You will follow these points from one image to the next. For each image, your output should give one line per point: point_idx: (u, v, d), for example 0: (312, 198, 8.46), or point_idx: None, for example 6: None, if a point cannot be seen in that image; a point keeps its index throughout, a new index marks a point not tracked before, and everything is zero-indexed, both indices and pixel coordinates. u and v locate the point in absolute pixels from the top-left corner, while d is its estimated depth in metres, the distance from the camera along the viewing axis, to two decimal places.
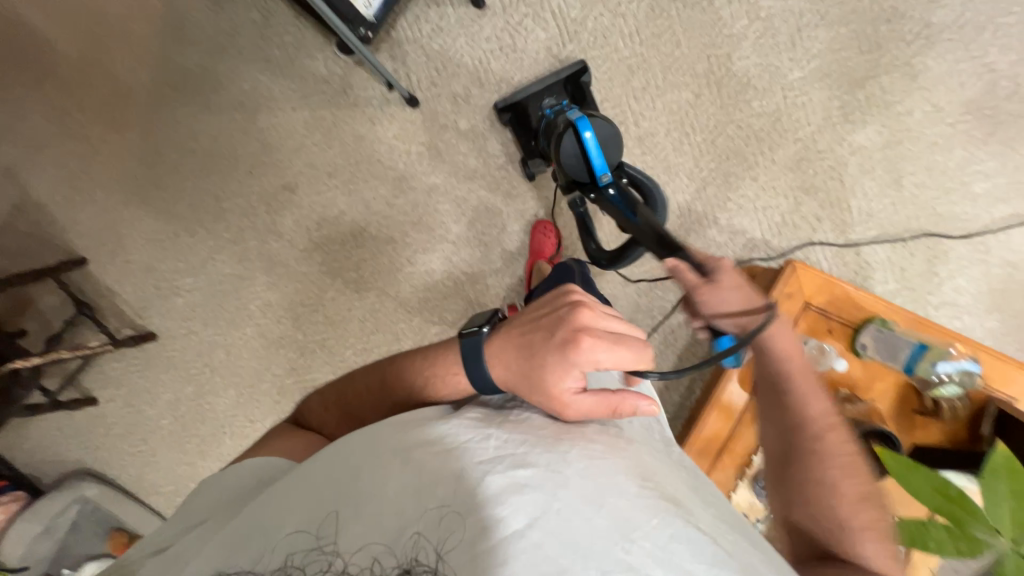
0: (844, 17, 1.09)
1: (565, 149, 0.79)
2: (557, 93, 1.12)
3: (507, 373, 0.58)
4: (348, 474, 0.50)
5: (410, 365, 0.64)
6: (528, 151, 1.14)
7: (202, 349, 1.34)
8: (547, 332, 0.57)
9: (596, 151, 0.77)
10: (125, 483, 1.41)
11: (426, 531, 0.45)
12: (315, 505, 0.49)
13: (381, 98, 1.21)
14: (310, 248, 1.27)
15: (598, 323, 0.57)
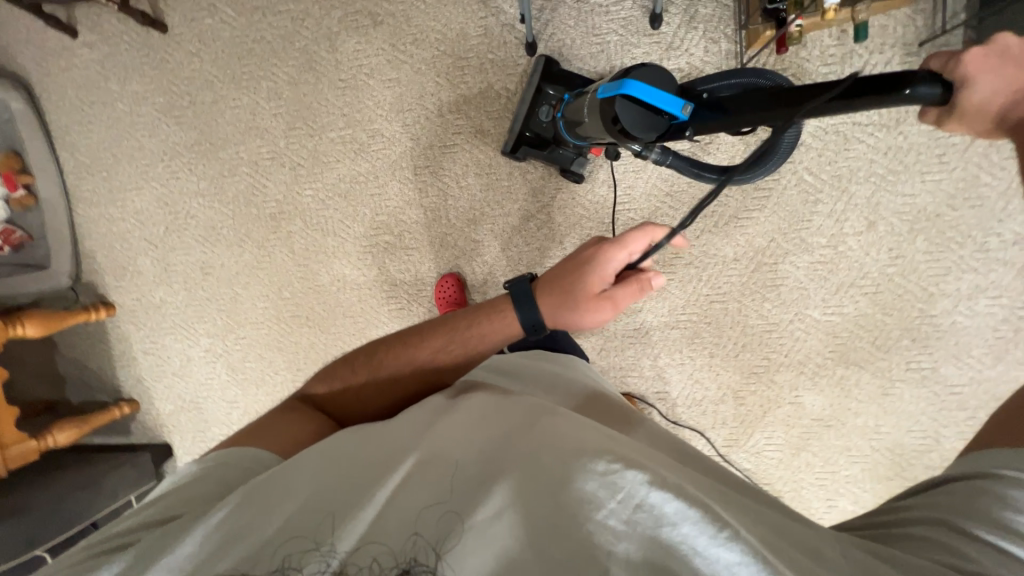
0: (889, 308, 1.09)
1: (625, 122, 0.67)
2: (543, 95, 1.10)
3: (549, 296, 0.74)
4: (343, 470, 0.53)
5: (442, 329, 0.76)
6: (559, 160, 1.13)
7: (196, 79, 1.29)
8: (570, 266, 0.74)
9: (661, 102, 0.66)
10: (53, 122, 1.40)
11: (426, 532, 0.45)
12: (318, 484, 0.52)
13: (509, 21, 1.12)
14: (348, 85, 1.22)
15: (609, 246, 0.72)
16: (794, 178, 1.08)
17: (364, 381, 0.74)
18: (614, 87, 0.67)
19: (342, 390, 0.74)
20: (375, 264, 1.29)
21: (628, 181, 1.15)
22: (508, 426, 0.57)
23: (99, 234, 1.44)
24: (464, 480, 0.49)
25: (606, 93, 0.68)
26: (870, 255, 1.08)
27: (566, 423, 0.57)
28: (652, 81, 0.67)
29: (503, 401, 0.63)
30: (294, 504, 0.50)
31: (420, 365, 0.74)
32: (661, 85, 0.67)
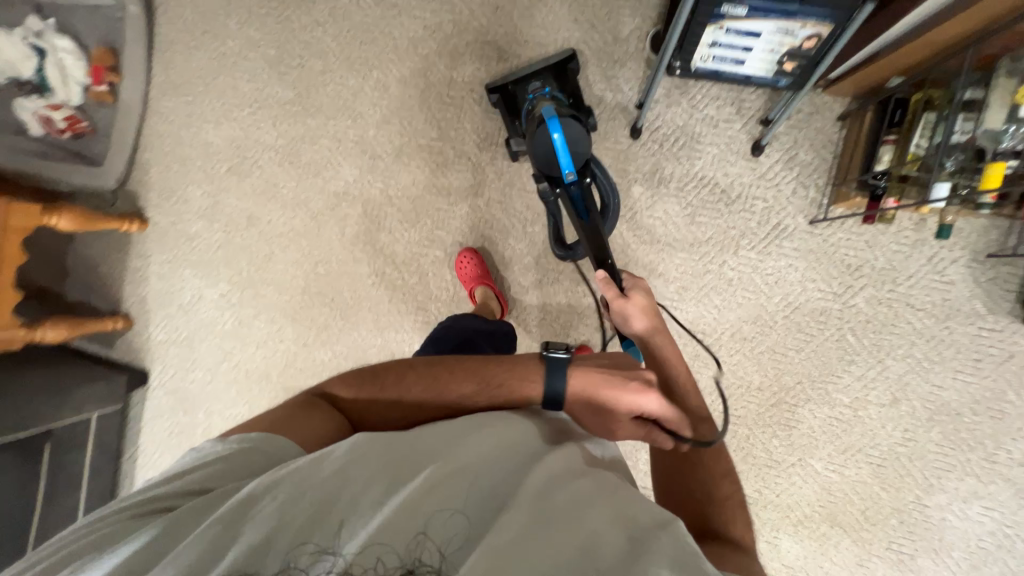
0: (886, 483, 1.12)
1: (535, 146, 0.97)
2: (541, 78, 1.11)
3: (591, 387, 0.76)
4: (365, 465, 0.55)
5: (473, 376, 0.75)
6: (512, 131, 1.17)
7: (313, 46, 1.32)
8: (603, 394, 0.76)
9: (563, 152, 0.95)
10: (158, 34, 1.41)
11: (435, 538, 0.49)
12: (340, 465, 0.55)
13: (624, 102, 1.17)
14: (454, 103, 1.25)
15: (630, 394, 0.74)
16: (837, 334, 1.11)
17: (392, 398, 0.73)
18: (547, 114, 0.94)
19: (364, 400, 0.73)
20: (416, 271, 1.30)
21: (683, 281, 1.17)
22: (519, 459, 0.60)
23: (160, 151, 1.44)
24: (475, 507, 0.53)
25: (543, 115, 0.95)
26: (885, 429, 1.11)
27: (567, 463, 0.61)
28: (570, 136, 0.95)
29: (518, 424, 0.66)
30: (317, 484, 0.52)
31: (449, 400, 0.73)
32: (573, 140, 0.96)
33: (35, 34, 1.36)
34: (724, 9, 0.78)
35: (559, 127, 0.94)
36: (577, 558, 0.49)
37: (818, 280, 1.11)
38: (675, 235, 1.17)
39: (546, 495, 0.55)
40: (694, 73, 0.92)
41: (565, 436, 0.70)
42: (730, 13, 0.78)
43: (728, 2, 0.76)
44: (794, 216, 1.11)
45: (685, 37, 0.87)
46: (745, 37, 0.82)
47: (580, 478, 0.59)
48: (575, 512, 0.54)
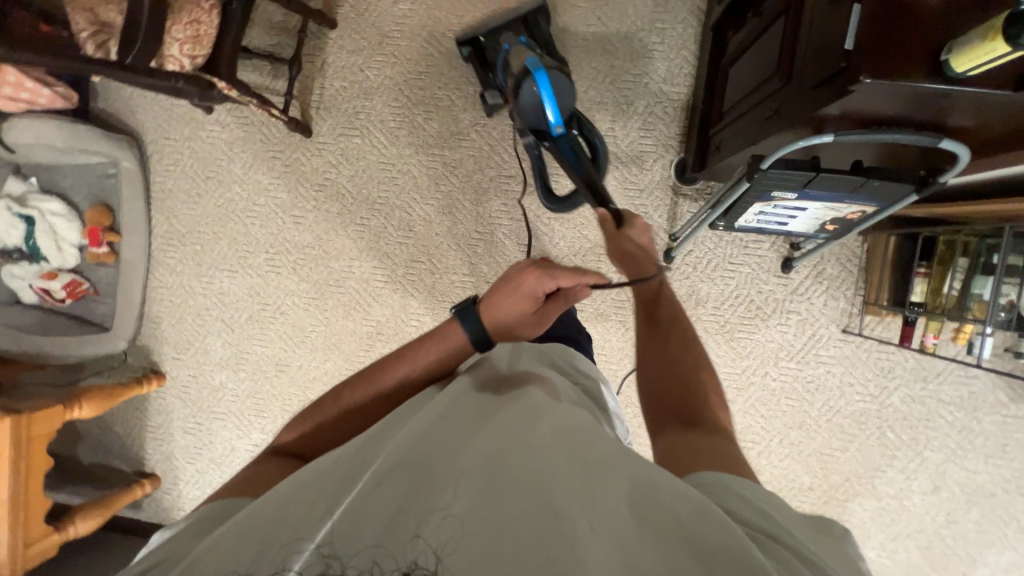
0: (937, 565, 1.19)
1: (523, 99, 0.90)
2: (514, 28, 1.08)
3: (501, 312, 0.73)
4: (304, 487, 0.47)
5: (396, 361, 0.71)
6: (486, 84, 1.13)
7: (328, 188, 1.28)
8: (511, 292, 0.73)
9: (550, 101, 0.89)
10: (155, 183, 1.34)
11: (418, 540, 0.40)
12: (298, 493, 0.46)
13: (654, 227, 1.19)
14: (482, 237, 1.25)
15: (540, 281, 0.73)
16: (878, 432, 1.17)
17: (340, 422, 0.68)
18: (536, 65, 0.89)
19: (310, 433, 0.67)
20: None
21: (728, 395, 1.21)
22: (465, 429, 0.51)
23: (171, 302, 1.37)
24: (454, 482, 0.44)
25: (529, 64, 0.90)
26: (930, 514, 1.18)
27: (517, 411, 0.52)
28: (557, 86, 0.90)
29: (463, 395, 0.58)
30: (280, 522, 0.43)
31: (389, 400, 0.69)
32: (559, 94, 0.91)
33: (19, 200, 1.27)
34: (776, 195, 0.81)
35: (547, 80, 0.89)
36: (534, 507, 0.41)
37: (855, 384, 1.17)
38: (716, 352, 1.20)
39: (517, 441, 0.48)
40: (737, 227, 0.96)
41: (520, 379, 0.61)
42: (782, 197, 0.81)
43: (782, 191, 0.79)
44: (829, 325, 1.15)
45: (732, 208, 0.89)
46: (793, 210, 0.86)
47: (529, 422, 0.50)
48: (551, 451, 0.46)
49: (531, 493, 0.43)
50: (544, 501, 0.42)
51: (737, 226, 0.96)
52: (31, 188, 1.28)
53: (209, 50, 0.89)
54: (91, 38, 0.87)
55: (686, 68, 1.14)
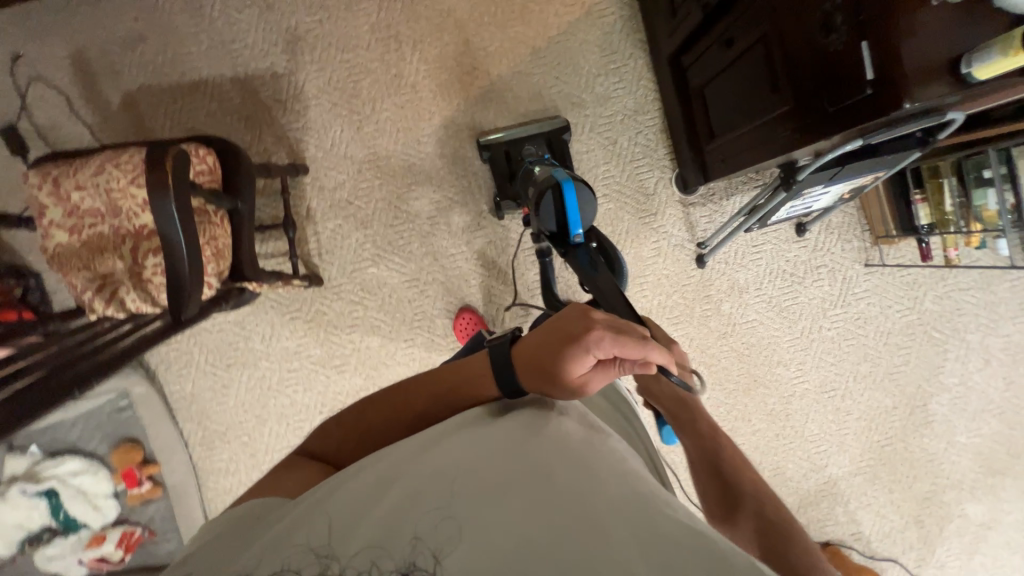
0: (1014, 423, 1.34)
1: (545, 205, 0.91)
2: (536, 141, 1.15)
3: (545, 362, 0.59)
4: (338, 488, 0.47)
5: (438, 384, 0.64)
6: (501, 188, 1.16)
7: (360, 326, 1.24)
8: (563, 341, 0.58)
9: (573, 214, 0.91)
10: (172, 394, 1.22)
11: (428, 540, 0.41)
12: (334, 491, 0.47)
13: (678, 242, 1.25)
14: (529, 312, 1.26)
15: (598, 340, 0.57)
16: (926, 336, 1.31)
17: (377, 425, 0.62)
18: (566, 183, 0.90)
19: (332, 434, 0.62)
20: None
21: (799, 359, 1.30)
22: (489, 467, 0.47)
23: None
24: (474, 494, 0.44)
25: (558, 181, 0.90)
26: (991, 385, 1.33)
27: (545, 460, 0.48)
28: (582, 201, 0.91)
29: (486, 426, 0.55)
30: (318, 513, 0.45)
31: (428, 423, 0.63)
32: (583, 208, 0.92)
33: (30, 477, 1.12)
34: (805, 191, 0.89)
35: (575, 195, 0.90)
36: (546, 529, 0.41)
37: (893, 304, 1.29)
38: (773, 326, 1.28)
39: (539, 467, 0.47)
40: (768, 222, 1.03)
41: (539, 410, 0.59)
42: (810, 191, 0.89)
43: (811, 187, 0.87)
44: (854, 265, 1.27)
45: (766, 211, 0.96)
46: (818, 195, 0.94)
47: (557, 479, 0.46)
48: (573, 482, 0.46)
49: (541, 519, 0.42)
50: (553, 527, 0.41)
51: (767, 221, 1.04)
52: (36, 460, 1.13)
53: (231, 260, 0.84)
54: (95, 297, 0.81)
55: (650, 94, 1.22)
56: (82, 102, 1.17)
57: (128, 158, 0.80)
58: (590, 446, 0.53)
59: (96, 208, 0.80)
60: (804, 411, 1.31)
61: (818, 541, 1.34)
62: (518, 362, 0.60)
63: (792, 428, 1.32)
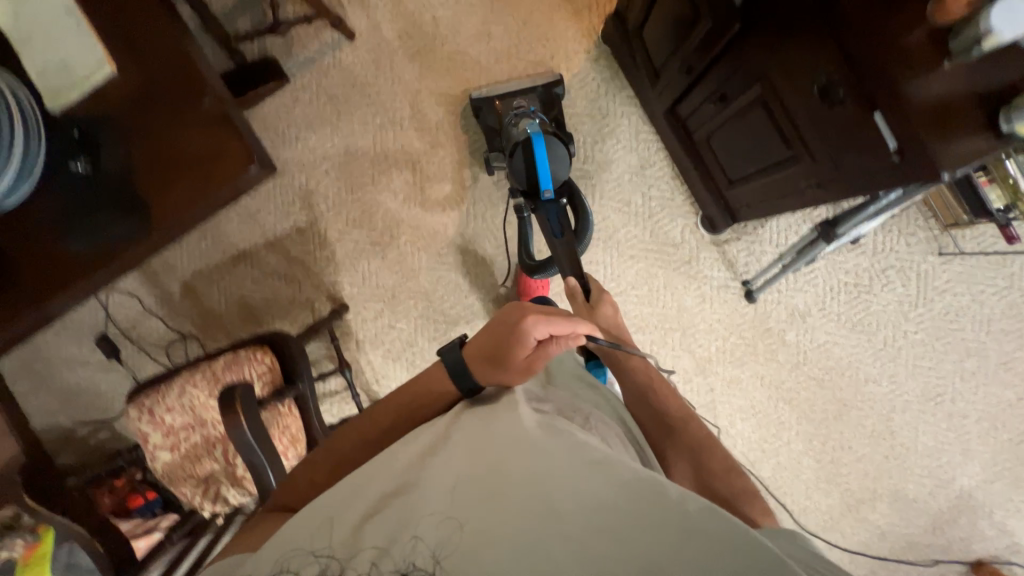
0: None
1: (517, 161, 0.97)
2: (529, 97, 1.14)
3: (496, 358, 0.59)
4: (325, 500, 0.48)
5: (395, 398, 0.64)
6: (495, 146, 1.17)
7: None
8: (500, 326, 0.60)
9: (546, 167, 0.98)
10: None
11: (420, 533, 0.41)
12: (324, 505, 0.47)
13: (722, 282, 1.19)
14: None
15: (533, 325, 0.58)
16: None
17: (349, 449, 0.62)
18: (537, 135, 0.98)
19: (312, 466, 0.62)
20: None
21: (889, 370, 1.18)
22: (460, 473, 0.45)
23: None
24: (455, 483, 0.44)
25: (531, 133, 0.99)
26: None
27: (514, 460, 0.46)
28: (553, 156, 0.99)
29: (455, 420, 0.55)
30: (311, 525, 0.46)
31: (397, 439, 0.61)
32: (554, 163, 1.00)
33: None
34: (846, 233, 0.83)
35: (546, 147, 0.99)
36: (528, 505, 0.41)
37: (985, 287, 1.15)
38: (850, 343, 1.19)
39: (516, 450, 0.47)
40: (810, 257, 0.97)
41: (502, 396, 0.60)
42: (850, 231, 0.83)
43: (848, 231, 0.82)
44: (927, 257, 1.15)
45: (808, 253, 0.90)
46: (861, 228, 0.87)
47: (522, 482, 0.44)
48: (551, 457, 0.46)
49: (520, 496, 0.42)
50: (536, 501, 0.42)
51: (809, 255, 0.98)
52: None
53: (307, 438, 0.92)
54: (207, 496, 0.91)
55: (653, 145, 1.19)
56: (151, 297, 1.32)
57: (202, 373, 0.89)
58: (564, 433, 0.51)
59: (186, 422, 0.90)
60: (912, 424, 1.19)
61: (967, 562, 1.20)
62: (470, 359, 0.60)
63: (903, 445, 1.20)
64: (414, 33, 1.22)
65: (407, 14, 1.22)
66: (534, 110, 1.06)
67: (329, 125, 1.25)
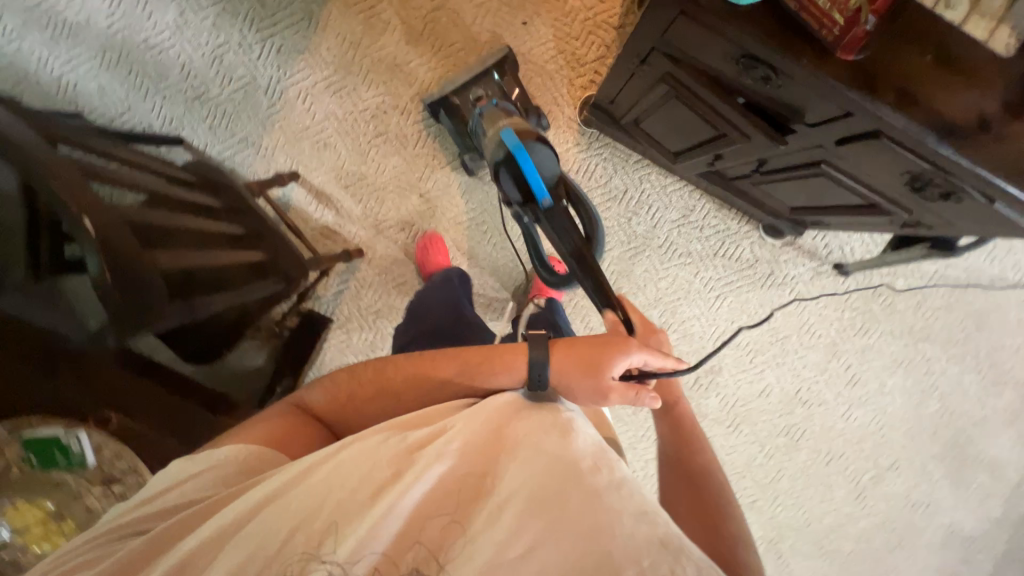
0: None
1: (502, 175, 0.81)
2: (487, 83, 1.04)
3: (580, 364, 0.64)
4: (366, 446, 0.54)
5: (458, 356, 0.68)
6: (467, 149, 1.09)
7: None
8: (602, 340, 0.66)
9: (534, 179, 0.77)
10: None
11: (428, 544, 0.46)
12: (365, 454, 0.52)
13: (812, 273, 1.18)
14: (737, 421, 1.28)
15: (633, 354, 0.65)
16: None
17: (390, 400, 0.67)
18: (517, 146, 0.78)
19: (358, 388, 0.67)
20: (877, 501, 1.31)
21: (1010, 263, 1.16)
22: (487, 504, 0.48)
23: None
24: (486, 507, 0.48)
25: (503, 136, 0.80)
26: None
27: (547, 489, 0.49)
28: (541, 162, 0.79)
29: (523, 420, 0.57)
30: (345, 472, 0.51)
31: (429, 388, 0.66)
32: (542, 169, 0.79)
33: None
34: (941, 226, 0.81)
35: (531, 160, 0.78)
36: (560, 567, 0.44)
37: None
38: (962, 258, 1.16)
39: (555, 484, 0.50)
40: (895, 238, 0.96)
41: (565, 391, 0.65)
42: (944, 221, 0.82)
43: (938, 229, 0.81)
44: None
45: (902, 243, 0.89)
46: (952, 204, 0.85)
47: (548, 514, 0.47)
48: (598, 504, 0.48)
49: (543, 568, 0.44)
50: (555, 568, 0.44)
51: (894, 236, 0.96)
52: None
53: None
54: None
55: (684, 190, 1.15)
56: None
57: None
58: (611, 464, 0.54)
59: None
60: None
61: None
62: (559, 356, 0.64)
63: None
64: (412, 216, 1.21)
65: (398, 204, 1.20)
66: (502, 104, 0.95)
67: (385, 335, 1.26)
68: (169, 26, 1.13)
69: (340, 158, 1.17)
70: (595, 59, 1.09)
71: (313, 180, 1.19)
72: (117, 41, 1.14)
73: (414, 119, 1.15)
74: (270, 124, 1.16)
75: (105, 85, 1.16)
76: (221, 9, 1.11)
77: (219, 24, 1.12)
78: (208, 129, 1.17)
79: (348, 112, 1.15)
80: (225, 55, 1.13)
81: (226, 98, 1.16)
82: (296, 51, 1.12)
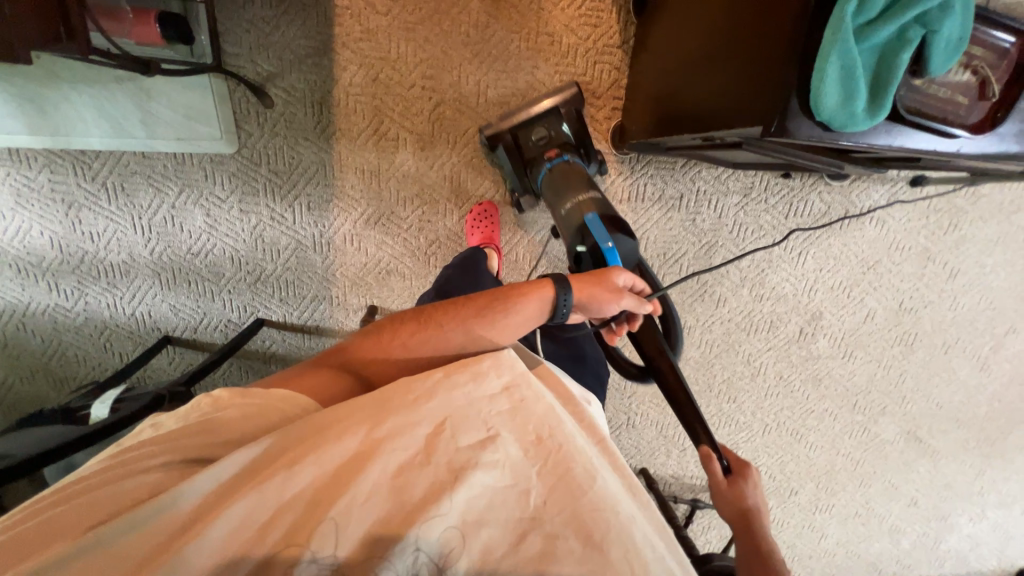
0: None
1: (583, 261, 0.81)
2: (554, 121, 1.00)
3: (587, 285, 0.73)
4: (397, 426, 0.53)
5: (498, 290, 0.74)
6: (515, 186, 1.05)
7: (776, 471, 1.48)
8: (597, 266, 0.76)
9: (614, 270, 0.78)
10: None
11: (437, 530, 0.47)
12: (401, 438, 0.53)
13: (888, 196, 1.18)
14: (849, 350, 1.33)
15: (624, 274, 0.74)
16: None
17: (425, 345, 0.70)
18: (605, 240, 0.78)
19: (399, 329, 0.70)
20: (1002, 365, 1.37)
21: None
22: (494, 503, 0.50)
23: None
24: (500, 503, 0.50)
25: (588, 223, 0.81)
26: None
27: (587, 521, 0.50)
28: (627, 254, 0.80)
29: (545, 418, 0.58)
30: (381, 455, 0.51)
31: (471, 313, 0.70)
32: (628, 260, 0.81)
33: None
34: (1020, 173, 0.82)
35: (620, 256, 0.79)
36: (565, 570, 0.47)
37: None
38: None
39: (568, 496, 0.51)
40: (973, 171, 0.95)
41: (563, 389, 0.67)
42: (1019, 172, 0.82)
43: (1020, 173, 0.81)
44: None
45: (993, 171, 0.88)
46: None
47: (588, 553, 0.48)
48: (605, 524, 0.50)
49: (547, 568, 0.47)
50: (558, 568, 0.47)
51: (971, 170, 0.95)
52: None
53: None
54: None
55: (737, 172, 1.14)
56: None
57: None
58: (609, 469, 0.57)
59: None
60: None
61: None
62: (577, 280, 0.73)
63: None
64: None
65: None
66: (572, 166, 0.94)
67: None
68: (202, 228, 1.14)
69: (406, 278, 1.20)
70: (610, 85, 1.05)
71: (391, 305, 1.23)
72: (163, 260, 1.17)
73: (458, 216, 1.16)
74: (331, 275, 1.20)
75: (175, 303, 1.20)
76: (240, 193, 1.11)
77: (245, 207, 1.13)
78: (279, 301, 1.21)
79: (396, 235, 1.17)
80: (264, 232, 1.15)
81: (282, 269, 1.18)
82: (325, 201, 1.13)
